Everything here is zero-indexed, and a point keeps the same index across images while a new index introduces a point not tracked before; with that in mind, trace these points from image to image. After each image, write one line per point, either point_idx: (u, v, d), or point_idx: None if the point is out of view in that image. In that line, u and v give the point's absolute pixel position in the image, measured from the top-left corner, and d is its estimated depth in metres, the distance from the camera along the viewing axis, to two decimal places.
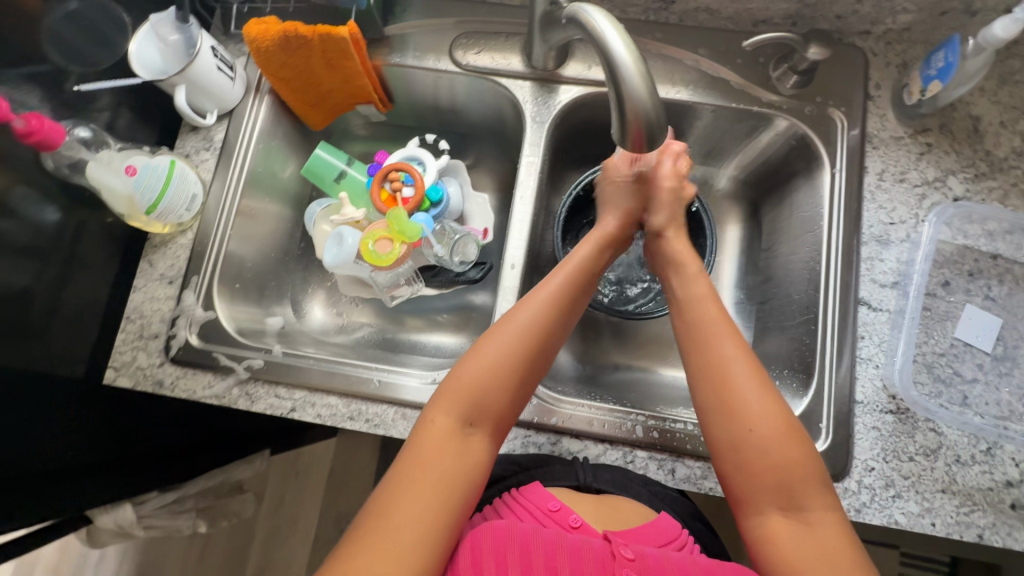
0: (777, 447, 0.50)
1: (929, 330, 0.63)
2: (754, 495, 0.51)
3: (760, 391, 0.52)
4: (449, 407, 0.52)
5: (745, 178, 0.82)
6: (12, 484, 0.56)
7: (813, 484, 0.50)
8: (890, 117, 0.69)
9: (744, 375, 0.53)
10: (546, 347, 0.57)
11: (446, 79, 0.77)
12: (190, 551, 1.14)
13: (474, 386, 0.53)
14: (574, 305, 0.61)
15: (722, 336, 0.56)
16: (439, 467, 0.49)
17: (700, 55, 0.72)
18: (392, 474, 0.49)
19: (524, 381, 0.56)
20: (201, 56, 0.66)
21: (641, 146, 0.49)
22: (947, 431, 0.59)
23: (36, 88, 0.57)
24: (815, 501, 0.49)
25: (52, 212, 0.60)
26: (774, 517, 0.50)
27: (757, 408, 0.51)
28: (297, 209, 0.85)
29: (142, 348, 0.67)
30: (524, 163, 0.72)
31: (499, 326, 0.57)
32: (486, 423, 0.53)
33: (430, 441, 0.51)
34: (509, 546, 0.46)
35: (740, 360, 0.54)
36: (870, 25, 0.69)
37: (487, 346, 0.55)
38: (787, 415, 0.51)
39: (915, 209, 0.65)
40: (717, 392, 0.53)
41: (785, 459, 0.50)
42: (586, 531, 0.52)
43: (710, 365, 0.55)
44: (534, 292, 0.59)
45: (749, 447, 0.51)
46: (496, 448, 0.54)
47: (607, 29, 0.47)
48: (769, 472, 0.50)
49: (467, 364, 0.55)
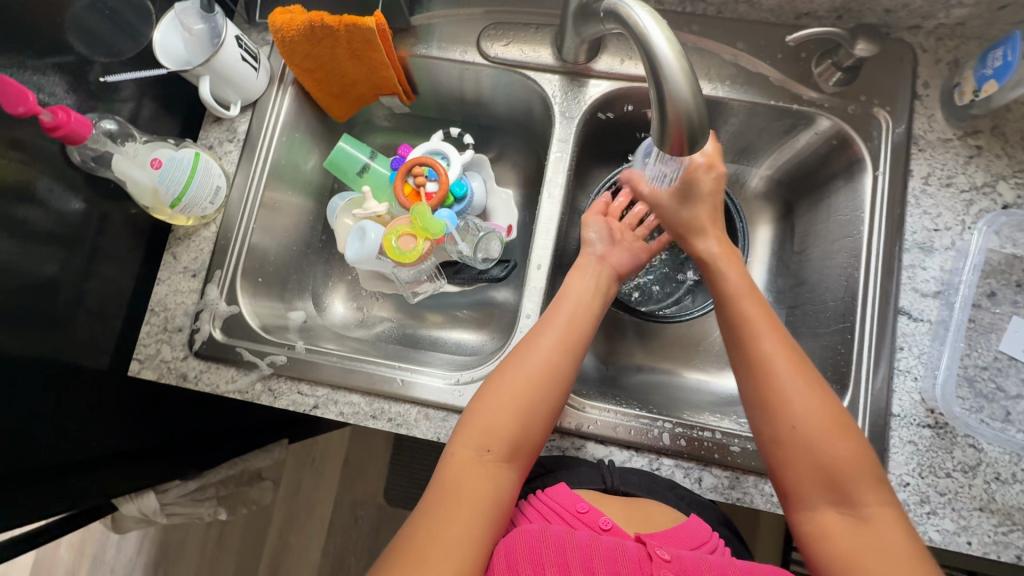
0: (826, 444, 0.49)
1: (972, 343, 0.60)
2: (805, 491, 0.50)
3: (802, 384, 0.51)
4: (466, 437, 0.52)
5: (779, 177, 0.79)
6: (40, 476, 0.57)
7: (869, 480, 0.48)
8: (938, 118, 0.65)
9: (786, 372, 0.52)
10: (560, 369, 0.56)
11: (472, 71, 0.75)
12: (209, 535, 1.16)
13: (487, 416, 0.53)
14: (588, 329, 0.60)
15: (761, 331, 0.54)
16: (462, 494, 0.49)
17: (738, 49, 0.69)
18: (423, 501, 0.50)
19: (540, 404, 0.54)
20: (225, 46, 0.64)
21: (681, 147, 0.46)
22: (987, 448, 0.57)
23: (60, 79, 0.56)
24: (869, 496, 0.47)
25: (76, 204, 0.60)
26: (827, 512, 0.49)
27: (800, 409, 0.50)
28: (319, 201, 0.84)
29: (166, 341, 0.67)
30: (552, 160, 0.70)
31: (513, 356, 0.57)
32: (504, 447, 0.52)
33: (452, 472, 0.50)
34: (545, 547, 0.46)
35: (781, 358, 0.52)
36: (921, 20, 0.66)
37: (500, 377, 0.55)
38: (834, 406, 0.51)
39: (962, 215, 0.62)
40: (761, 390, 0.52)
41: (834, 456, 0.49)
42: (618, 534, 0.51)
43: (748, 364, 0.54)
44: (541, 325, 0.59)
45: (795, 444, 0.50)
46: (520, 473, 0.53)
47: (651, 25, 0.45)
48: (817, 470, 0.49)
49: (483, 396, 0.54)
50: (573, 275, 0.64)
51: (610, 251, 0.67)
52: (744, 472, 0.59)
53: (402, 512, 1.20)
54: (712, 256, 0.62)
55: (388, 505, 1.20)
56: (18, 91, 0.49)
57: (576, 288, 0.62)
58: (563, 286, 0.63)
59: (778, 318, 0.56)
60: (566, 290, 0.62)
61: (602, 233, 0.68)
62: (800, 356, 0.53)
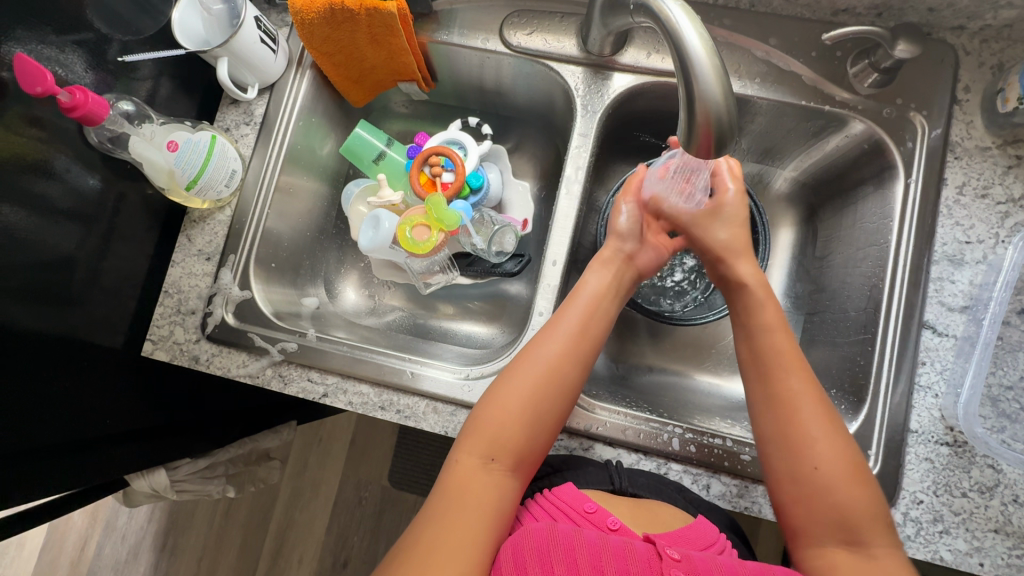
0: (843, 489, 0.48)
1: (998, 361, 0.58)
2: (812, 527, 0.49)
3: (819, 421, 0.51)
4: (472, 445, 0.53)
5: (805, 179, 0.77)
6: (53, 451, 0.58)
7: (881, 524, 0.48)
8: (977, 125, 0.63)
9: (806, 407, 0.51)
10: (569, 378, 0.56)
11: (493, 60, 0.73)
12: (216, 508, 1.19)
13: (495, 425, 0.53)
14: (601, 331, 0.60)
15: (786, 368, 0.54)
16: (464, 501, 0.49)
17: (771, 46, 0.67)
18: (426, 505, 0.50)
19: (545, 414, 0.54)
20: (245, 27, 0.63)
21: (708, 151, 0.45)
22: (1007, 469, 0.55)
23: (79, 57, 0.56)
24: (878, 537, 0.47)
25: (94, 183, 0.60)
26: (834, 549, 0.48)
27: (816, 453, 0.50)
28: (333, 186, 0.83)
29: (179, 323, 0.67)
30: (572, 154, 0.68)
31: (519, 361, 0.56)
32: (509, 458, 0.52)
33: (456, 479, 0.51)
34: (553, 546, 0.46)
35: (805, 396, 0.52)
36: (967, 21, 0.63)
37: (506, 380, 0.55)
38: (853, 451, 0.50)
39: (996, 228, 0.60)
40: (778, 421, 0.52)
41: (846, 500, 0.48)
42: (626, 534, 0.51)
43: (771, 402, 0.53)
44: (551, 327, 0.58)
45: (808, 479, 0.50)
46: (523, 480, 0.54)
47: (682, 20, 0.43)
48: (824, 508, 0.49)
49: (489, 404, 0.54)
50: (589, 271, 0.64)
51: (638, 247, 0.66)
52: (753, 482, 0.59)
53: (406, 495, 1.21)
54: (743, 280, 0.61)
55: (393, 487, 1.20)
56: (37, 70, 0.48)
57: (591, 284, 0.62)
58: (579, 282, 0.63)
59: (804, 357, 0.54)
60: (581, 288, 0.62)
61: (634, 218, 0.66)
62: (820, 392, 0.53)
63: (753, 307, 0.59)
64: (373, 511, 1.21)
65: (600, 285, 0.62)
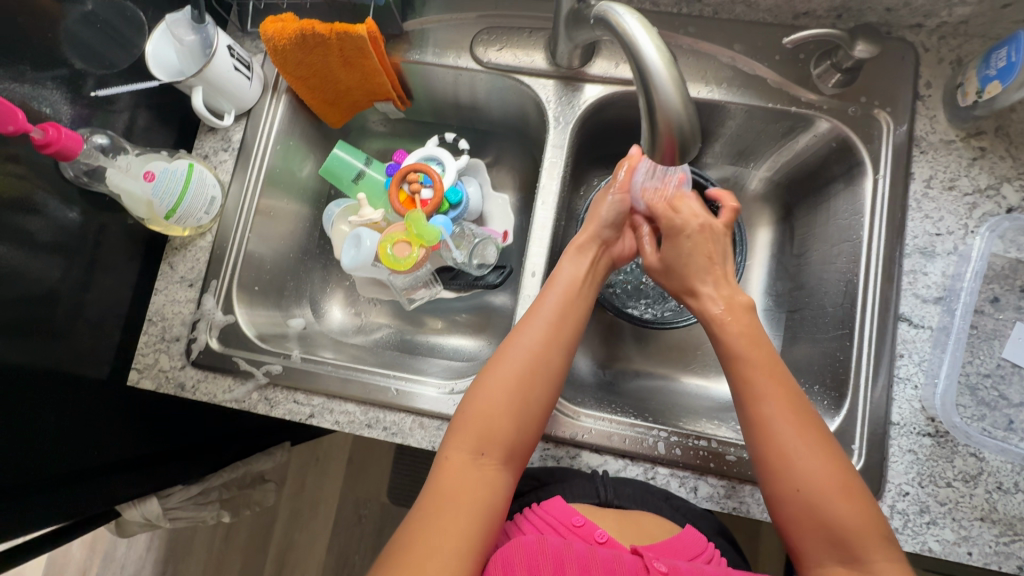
0: (836, 498, 0.48)
1: (974, 350, 0.59)
2: (812, 544, 0.49)
3: (804, 430, 0.51)
4: (461, 440, 0.53)
5: (778, 179, 0.78)
6: (41, 486, 0.58)
7: (874, 536, 0.47)
8: (940, 119, 0.64)
9: (787, 414, 0.52)
10: (552, 367, 0.56)
11: (466, 77, 0.74)
12: (216, 533, 1.18)
13: (482, 419, 0.53)
14: (579, 321, 0.60)
15: (765, 389, 0.53)
16: (456, 498, 0.49)
17: (735, 51, 0.68)
18: (418, 506, 0.50)
19: (531, 405, 0.55)
20: (218, 56, 0.64)
21: (672, 158, 0.46)
22: (989, 457, 0.56)
23: (56, 93, 0.56)
24: (875, 551, 0.47)
25: (74, 216, 0.60)
26: (831, 559, 0.48)
27: (801, 457, 0.50)
28: (315, 207, 0.84)
29: (164, 350, 0.67)
30: (546, 165, 0.69)
31: (501, 353, 0.57)
32: (499, 450, 0.53)
33: (447, 476, 0.51)
34: (543, 559, 0.45)
35: (784, 402, 0.52)
36: (924, 18, 0.64)
37: (490, 374, 0.56)
38: (842, 470, 0.50)
39: (965, 219, 0.61)
40: (761, 430, 0.52)
41: (837, 506, 0.48)
42: (613, 547, 0.51)
43: (749, 411, 0.53)
44: (531, 316, 0.59)
45: (801, 484, 0.49)
46: (516, 474, 0.54)
47: (638, 33, 0.44)
48: (821, 527, 0.48)
49: (473, 397, 0.55)
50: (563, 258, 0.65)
51: (616, 236, 0.67)
52: (740, 482, 0.59)
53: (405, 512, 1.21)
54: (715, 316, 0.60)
55: (392, 503, 1.20)
56: (8, 110, 0.49)
57: (568, 269, 0.63)
58: (556, 269, 0.64)
59: (785, 374, 0.54)
60: (557, 275, 0.63)
61: (619, 208, 0.65)
62: (803, 405, 0.53)
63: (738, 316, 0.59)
64: (373, 529, 1.20)
65: (573, 271, 0.63)
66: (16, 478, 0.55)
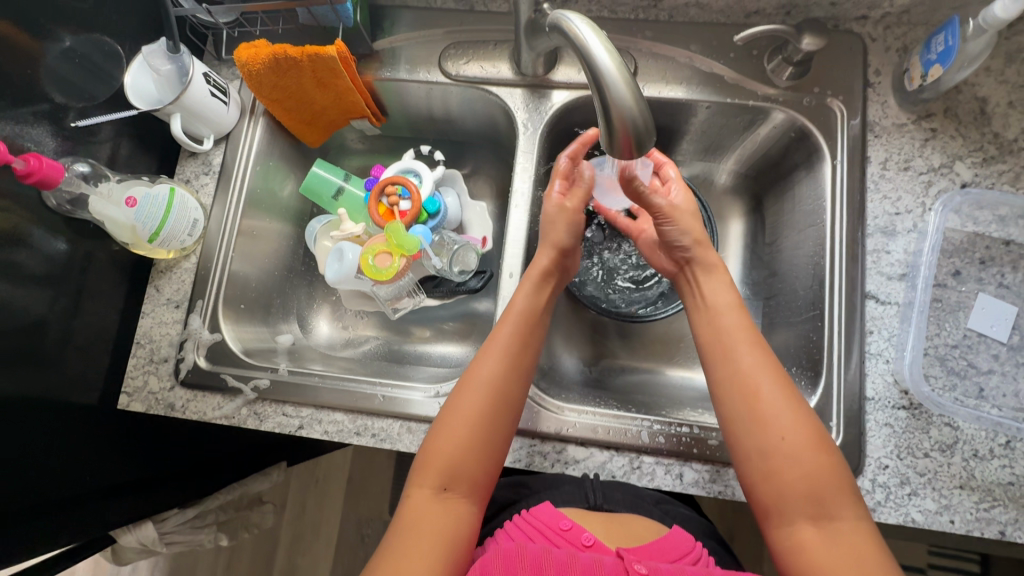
0: (808, 454, 0.50)
1: (940, 322, 0.61)
2: (782, 503, 0.49)
3: (780, 389, 0.53)
4: (425, 477, 0.53)
5: (746, 171, 0.81)
6: (36, 512, 0.58)
7: (843, 494, 0.48)
8: (891, 104, 0.67)
9: (765, 378, 0.53)
10: (512, 394, 0.57)
11: (438, 90, 0.77)
12: (218, 560, 1.18)
13: (445, 453, 0.54)
14: (534, 349, 0.61)
15: (742, 347, 0.55)
16: (422, 535, 0.50)
17: (692, 51, 0.71)
18: (385, 542, 0.51)
19: (494, 436, 0.56)
20: (194, 84, 0.66)
21: (630, 153, 0.48)
22: (963, 426, 0.57)
23: (37, 127, 0.58)
24: (845, 507, 0.48)
25: (60, 245, 0.62)
26: (801, 525, 0.48)
27: (775, 415, 0.51)
28: (299, 225, 0.86)
29: (153, 372, 0.68)
30: (518, 170, 0.72)
31: (465, 380, 0.58)
32: (463, 485, 0.54)
33: (411, 514, 0.52)
34: (521, 566, 0.46)
35: (756, 364, 0.54)
36: (867, 11, 0.68)
37: (454, 408, 0.56)
38: (815, 426, 0.51)
39: (921, 197, 0.63)
40: (739, 386, 0.54)
41: (809, 464, 0.49)
42: (600, 550, 0.52)
43: (728, 376, 0.55)
44: (490, 343, 0.60)
45: (776, 441, 0.51)
46: (482, 504, 0.55)
47: (590, 37, 0.46)
48: (791, 487, 0.49)
49: (439, 428, 0.56)
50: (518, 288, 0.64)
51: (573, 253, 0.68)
52: (724, 465, 0.60)
53: None
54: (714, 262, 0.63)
55: None
56: None
57: (523, 301, 0.62)
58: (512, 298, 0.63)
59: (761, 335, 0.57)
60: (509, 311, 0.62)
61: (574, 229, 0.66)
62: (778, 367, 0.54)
63: (713, 291, 0.61)
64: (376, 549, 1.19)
65: (529, 301, 0.62)
66: (20, 504, 0.57)
